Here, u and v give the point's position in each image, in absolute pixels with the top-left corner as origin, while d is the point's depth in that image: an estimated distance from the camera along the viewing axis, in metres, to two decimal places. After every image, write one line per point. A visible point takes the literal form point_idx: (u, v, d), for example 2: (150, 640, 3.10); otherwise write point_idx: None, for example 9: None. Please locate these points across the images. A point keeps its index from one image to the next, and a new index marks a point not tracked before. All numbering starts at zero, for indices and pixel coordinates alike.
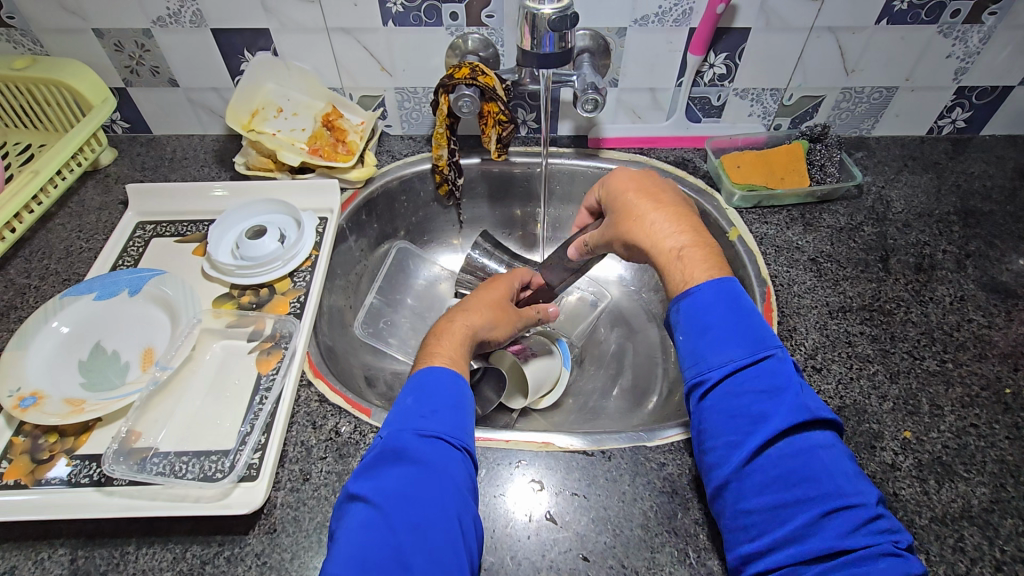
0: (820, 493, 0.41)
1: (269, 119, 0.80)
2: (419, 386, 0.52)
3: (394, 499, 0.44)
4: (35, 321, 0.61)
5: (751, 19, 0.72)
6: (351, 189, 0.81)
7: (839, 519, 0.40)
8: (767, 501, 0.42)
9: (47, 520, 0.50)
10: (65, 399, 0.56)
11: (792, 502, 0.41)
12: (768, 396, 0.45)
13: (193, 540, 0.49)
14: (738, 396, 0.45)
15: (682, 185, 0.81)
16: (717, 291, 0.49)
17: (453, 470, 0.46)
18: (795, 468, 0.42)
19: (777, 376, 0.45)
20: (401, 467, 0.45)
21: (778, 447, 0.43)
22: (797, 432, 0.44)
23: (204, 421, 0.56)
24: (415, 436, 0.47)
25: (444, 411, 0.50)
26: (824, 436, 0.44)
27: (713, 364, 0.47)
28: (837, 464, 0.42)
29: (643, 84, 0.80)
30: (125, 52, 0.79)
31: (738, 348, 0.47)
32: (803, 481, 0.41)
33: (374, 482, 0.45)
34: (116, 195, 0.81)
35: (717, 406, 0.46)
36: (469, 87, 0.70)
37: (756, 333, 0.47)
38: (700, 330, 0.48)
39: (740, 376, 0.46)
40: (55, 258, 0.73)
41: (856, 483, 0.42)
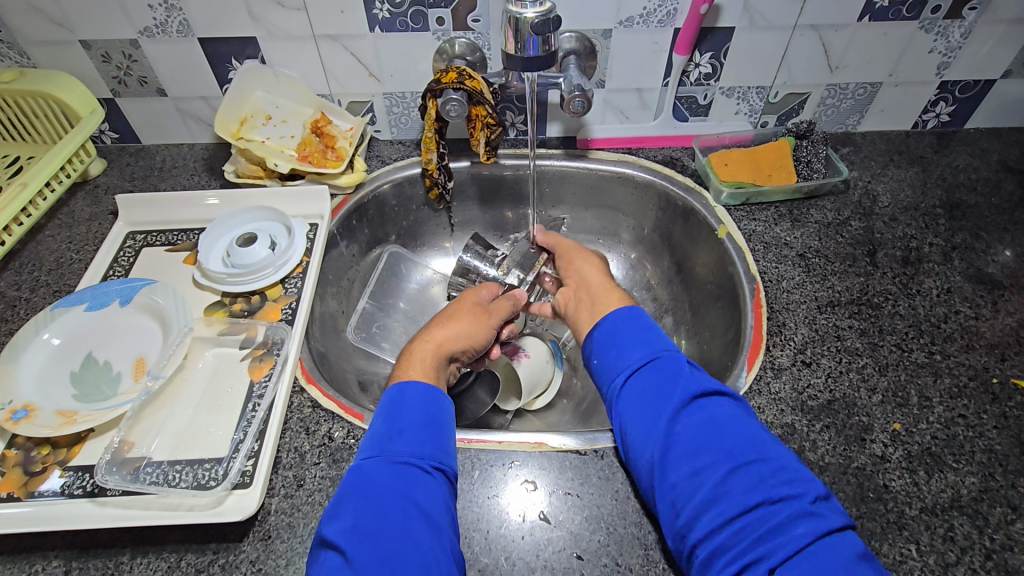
0: (726, 454, 0.45)
1: (258, 126, 0.80)
2: (388, 406, 0.53)
3: (359, 535, 0.43)
4: (25, 333, 0.60)
5: (735, 18, 0.73)
6: (341, 194, 0.81)
7: (744, 475, 0.43)
8: (681, 473, 0.45)
9: (41, 532, 0.50)
10: (57, 411, 0.56)
11: (704, 467, 0.44)
12: (665, 384, 0.51)
13: (188, 549, 0.49)
14: (643, 388, 0.51)
15: (670, 183, 0.81)
16: (625, 314, 0.58)
17: (420, 495, 0.46)
18: (701, 434, 0.46)
19: (671, 368, 0.52)
20: (364, 497, 0.45)
21: (686, 422, 0.48)
22: (699, 407, 0.48)
23: (197, 430, 0.56)
24: (384, 461, 0.48)
25: (411, 430, 0.50)
26: (731, 408, 0.49)
27: (618, 368, 0.54)
28: (743, 430, 0.46)
29: (630, 85, 0.81)
30: (113, 63, 0.79)
31: (638, 350, 0.54)
32: (710, 447, 0.45)
33: (341, 519, 0.45)
34: (106, 206, 0.81)
35: (628, 403, 0.51)
36: (456, 91, 0.71)
37: (653, 337, 0.55)
38: (607, 346, 0.56)
39: (639, 374, 0.52)
40: (45, 270, 0.73)
41: (759, 442, 0.46)
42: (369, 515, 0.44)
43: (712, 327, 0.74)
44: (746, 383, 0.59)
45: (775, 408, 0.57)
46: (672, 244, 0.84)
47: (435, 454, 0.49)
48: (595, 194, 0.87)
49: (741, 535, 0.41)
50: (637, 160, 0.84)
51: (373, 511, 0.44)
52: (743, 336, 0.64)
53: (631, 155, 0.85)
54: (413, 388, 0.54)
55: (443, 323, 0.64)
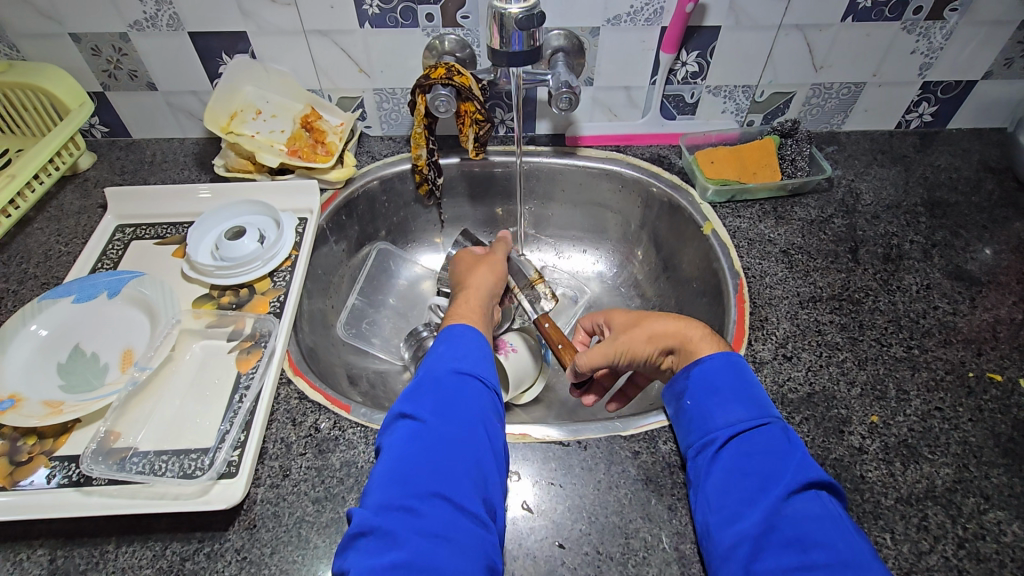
0: (839, 558, 0.41)
1: (248, 121, 0.80)
2: (451, 336, 0.56)
3: (436, 415, 0.48)
4: (12, 325, 0.61)
5: (721, 17, 0.74)
6: (330, 189, 0.81)
7: None
8: (777, 560, 0.42)
9: (27, 521, 0.50)
10: (43, 401, 0.56)
11: (810, 564, 0.41)
12: (775, 455, 0.47)
13: (173, 537, 0.50)
14: (747, 455, 0.48)
15: (656, 180, 0.82)
16: (726, 362, 0.55)
17: (482, 399, 0.50)
18: (808, 527, 0.43)
19: (785, 441, 0.49)
20: (437, 392, 0.50)
21: (795, 508, 0.44)
22: (810, 495, 0.45)
23: (184, 421, 0.56)
24: (449, 372, 0.52)
25: (475, 353, 0.54)
26: (841, 511, 0.45)
27: (720, 424, 0.51)
28: (850, 534, 0.43)
29: (617, 82, 0.82)
30: (102, 56, 0.79)
31: (746, 412, 0.51)
32: (819, 543, 0.41)
33: (417, 402, 0.50)
34: (96, 199, 0.81)
35: (730, 465, 0.48)
36: (444, 87, 0.71)
37: (761, 402, 0.52)
38: (709, 394, 0.53)
39: (748, 435, 0.49)
40: (33, 263, 0.73)
41: (871, 557, 0.41)
42: (441, 405, 0.50)
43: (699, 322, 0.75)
44: None
45: None
46: (659, 241, 0.85)
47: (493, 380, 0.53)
48: (584, 191, 0.88)
49: None
50: (625, 157, 0.85)
51: (448, 398, 0.50)
52: (726, 331, 0.65)
53: (619, 152, 0.86)
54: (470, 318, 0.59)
55: (473, 269, 0.73)
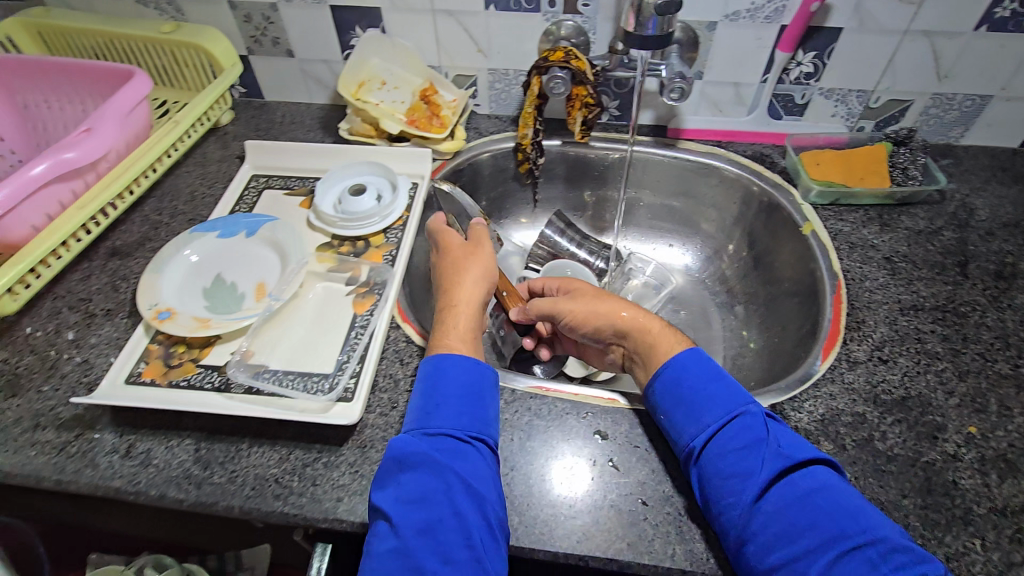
0: (828, 536, 0.43)
1: (374, 90, 0.87)
2: (427, 380, 0.55)
3: (406, 508, 0.47)
4: (169, 250, 0.70)
5: (844, 19, 0.74)
6: (440, 159, 0.87)
7: (854, 562, 0.42)
8: (782, 556, 0.44)
9: (178, 414, 0.58)
10: (192, 316, 0.64)
11: (804, 552, 0.43)
12: (750, 450, 0.49)
13: (297, 445, 0.56)
14: (723, 455, 0.49)
15: (758, 178, 0.82)
16: (692, 356, 0.56)
17: (459, 464, 0.50)
18: (796, 513, 0.45)
19: (751, 431, 0.50)
20: (408, 473, 0.49)
21: (777, 500, 0.46)
22: (788, 480, 0.47)
23: (308, 348, 0.63)
24: (423, 435, 0.52)
25: (447, 406, 0.53)
26: (827, 480, 0.47)
27: (693, 431, 0.52)
28: (844, 504, 0.45)
29: (727, 78, 0.83)
30: (253, 23, 0.88)
31: (713, 412, 0.52)
32: (810, 528, 0.44)
33: (385, 495, 0.49)
34: (234, 151, 0.91)
35: (710, 470, 0.49)
36: (562, 70, 0.75)
37: (731, 394, 0.53)
38: (677, 400, 0.54)
39: (721, 435, 0.51)
40: (182, 201, 0.82)
41: (865, 514, 0.45)
42: (408, 488, 0.48)
43: (787, 320, 0.75)
44: (820, 370, 0.61)
45: (846, 397, 0.59)
46: (752, 238, 0.85)
47: (479, 426, 0.53)
48: (680, 183, 0.89)
49: None
50: (726, 153, 0.86)
51: (415, 480, 0.48)
52: (820, 328, 0.66)
53: (720, 148, 0.87)
54: (446, 362, 0.56)
55: (461, 268, 0.66)
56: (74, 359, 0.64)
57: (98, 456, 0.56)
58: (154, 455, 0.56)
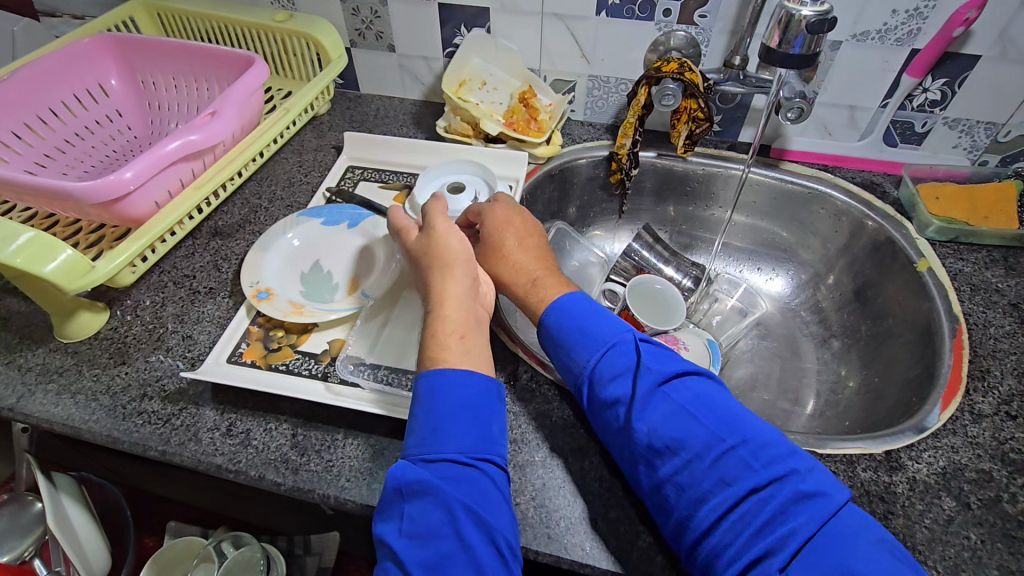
0: (703, 444, 0.46)
1: (475, 89, 0.87)
2: (424, 394, 0.48)
3: (414, 541, 0.43)
4: (274, 230, 0.72)
5: (984, 45, 0.69)
6: (533, 163, 0.86)
7: (729, 463, 0.45)
8: (671, 468, 0.46)
9: (277, 397, 0.59)
10: (289, 300, 0.66)
11: (690, 461, 0.46)
12: (625, 373, 0.52)
13: (391, 442, 0.56)
14: (609, 382, 0.52)
15: (869, 208, 0.78)
16: (574, 301, 0.58)
17: (462, 489, 0.44)
18: (672, 424, 0.48)
19: (624, 353, 0.53)
20: (411, 503, 0.44)
21: (657, 415, 0.48)
22: (661, 397, 0.50)
23: (405, 345, 0.63)
24: (423, 462, 0.45)
25: (447, 426, 0.47)
26: (697, 389, 0.50)
27: (580, 366, 0.54)
28: (720, 407, 0.48)
29: (843, 100, 0.79)
30: (360, 17, 0.90)
31: (590, 346, 0.54)
32: (687, 440, 0.47)
33: (389, 527, 0.44)
34: (330, 140, 0.92)
35: (601, 400, 0.52)
36: (674, 82, 0.73)
37: (608, 324, 0.56)
38: (576, 337, 0.55)
39: (602, 363, 0.53)
40: (280, 187, 0.84)
41: (736, 420, 0.47)
42: (409, 521, 0.44)
43: (892, 360, 0.71)
44: (939, 420, 0.57)
45: (970, 451, 0.55)
46: (854, 269, 0.81)
47: (482, 446, 0.47)
48: (777, 205, 0.86)
49: (736, 529, 0.43)
50: (835, 179, 0.82)
51: (419, 511, 0.44)
52: (938, 373, 0.61)
53: (827, 172, 0.83)
54: (441, 379, 0.49)
55: (443, 260, 0.57)
56: (178, 333, 0.66)
57: (201, 432, 0.57)
58: (253, 436, 0.57)
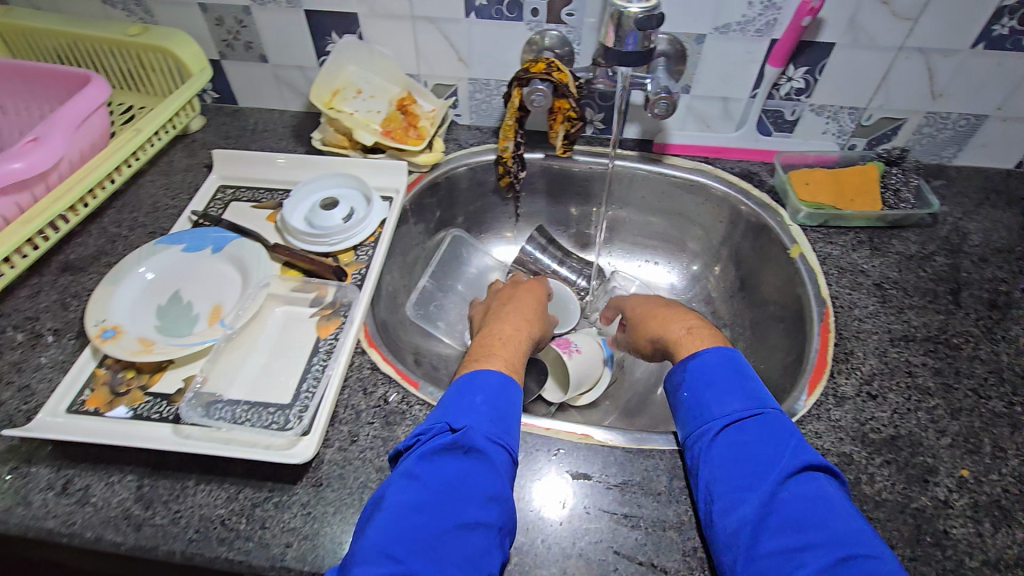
0: (834, 537, 0.42)
1: (349, 99, 0.83)
2: (489, 388, 0.53)
3: (447, 489, 0.46)
4: (126, 263, 0.66)
5: (837, 34, 0.71)
6: (417, 172, 0.84)
7: (852, 568, 0.40)
8: (779, 545, 0.43)
9: (121, 447, 0.54)
10: (139, 337, 0.60)
11: (805, 546, 0.42)
12: (773, 444, 0.48)
13: (246, 484, 0.53)
14: (744, 444, 0.49)
15: (745, 198, 0.79)
16: (720, 354, 0.56)
17: (505, 481, 0.48)
18: (805, 510, 0.44)
19: (776, 429, 0.49)
20: (464, 463, 0.48)
21: (794, 492, 0.45)
22: (802, 478, 0.46)
23: (269, 377, 0.59)
24: (487, 439, 0.49)
25: (508, 422, 0.52)
26: (836, 493, 0.45)
27: (716, 415, 0.52)
28: (847, 511, 0.44)
29: (715, 93, 0.80)
30: (224, 27, 0.84)
31: (742, 404, 0.52)
32: (817, 526, 0.43)
33: (434, 467, 0.47)
34: (201, 159, 0.87)
35: (724, 454, 0.49)
36: (543, 82, 0.72)
37: (757, 392, 0.53)
38: (704, 386, 0.54)
39: (741, 425, 0.50)
40: (143, 213, 0.78)
41: (869, 535, 0.43)
42: (453, 483, 0.46)
43: (772, 347, 0.72)
44: (805, 407, 0.58)
45: (833, 435, 0.56)
46: (738, 259, 0.82)
47: (504, 437, 0.51)
48: (665, 199, 0.86)
49: None
50: (714, 170, 0.83)
51: (467, 475, 0.47)
52: (806, 358, 0.63)
53: (707, 164, 0.84)
54: (491, 374, 0.55)
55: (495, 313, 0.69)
56: (14, 384, 0.60)
57: (32, 494, 0.52)
58: (93, 493, 0.52)
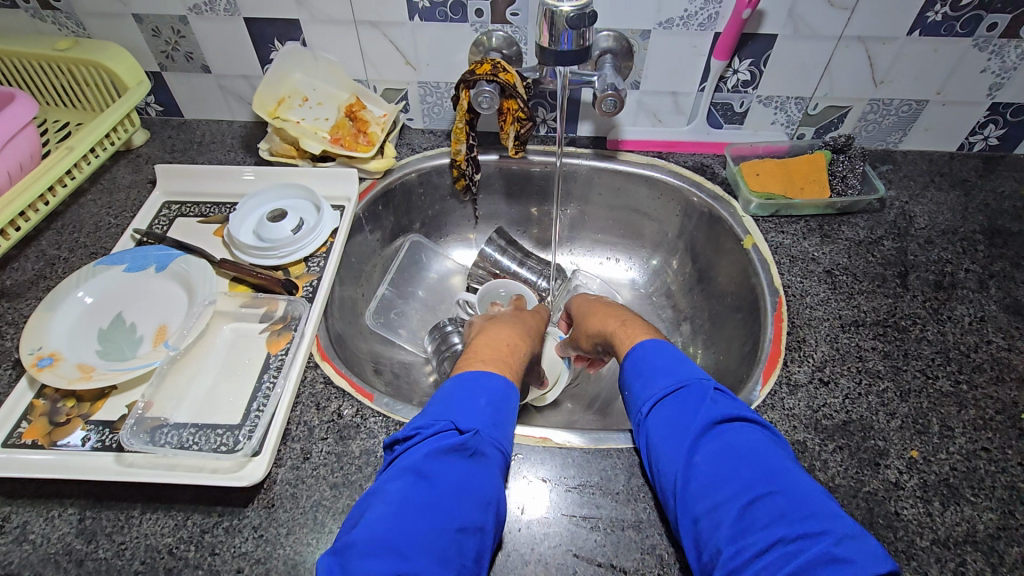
0: (748, 487, 0.42)
1: (295, 107, 0.81)
2: (492, 391, 0.53)
3: (448, 490, 0.45)
4: (64, 287, 0.64)
5: (778, 25, 0.72)
6: (369, 179, 0.82)
7: (767, 513, 0.41)
8: (702, 506, 0.43)
9: (60, 480, 0.52)
10: (78, 364, 0.58)
11: (723, 501, 0.42)
12: (687, 410, 0.49)
13: (195, 509, 0.51)
14: (665, 417, 0.49)
15: (699, 190, 0.80)
16: (652, 347, 0.56)
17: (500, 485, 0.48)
18: (722, 466, 0.44)
19: (693, 396, 0.50)
20: (464, 465, 0.47)
21: (708, 451, 0.46)
22: (719, 435, 0.46)
23: (216, 398, 0.57)
24: (491, 446, 0.49)
25: (508, 426, 0.51)
26: (753, 442, 0.45)
27: (642, 396, 0.53)
28: (765, 457, 0.44)
29: (664, 87, 0.80)
30: (162, 38, 0.82)
31: (662, 380, 0.52)
32: (731, 480, 0.43)
33: (437, 467, 0.46)
34: (146, 175, 0.84)
35: (651, 432, 0.50)
36: (489, 83, 0.71)
37: (678, 365, 0.53)
38: (635, 371, 0.55)
39: (663, 401, 0.51)
40: (84, 233, 0.75)
41: (784, 475, 0.43)
42: (457, 485, 0.45)
43: (730, 338, 0.73)
44: (760, 397, 0.58)
45: (787, 424, 0.56)
46: (695, 252, 0.83)
47: (505, 444, 0.50)
48: (621, 195, 0.86)
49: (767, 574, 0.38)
50: (667, 164, 0.83)
51: (470, 478, 0.46)
52: (761, 348, 0.63)
53: (660, 159, 0.84)
54: (496, 377, 0.54)
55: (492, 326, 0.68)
56: None
57: None
58: (31, 529, 0.50)
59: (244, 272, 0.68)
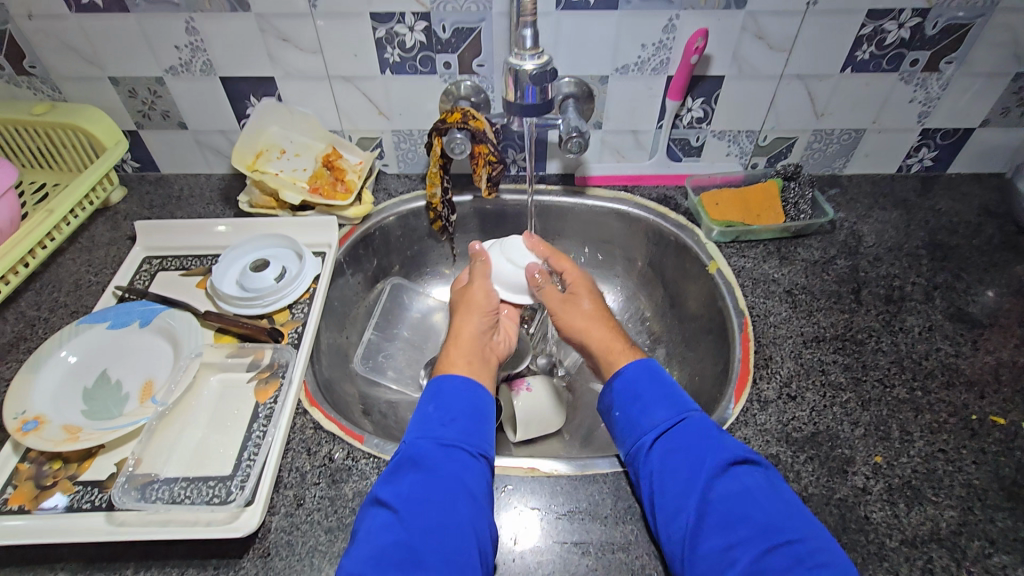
0: (760, 530, 0.46)
1: (273, 159, 0.84)
2: (441, 396, 0.58)
3: (408, 501, 0.49)
4: (46, 348, 0.64)
5: (724, 67, 0.78)
6: (349, 224, 0.85)
7: (780, 555, 0.45)
8: (716, 546, 0.46)
9: (48, 545, 0.52)
10: (64, 426, 0.58)
11: (737, 543, 0.46)
12: (694, 449, 0.52)
13: (189, 564, 0.51)
14: (672, 454, 0.53)
15: (664, 221, 0.85)
16: (641, 367, 0.60)
17: (463, 474, 0.51)
18: (732, 507, 0.48)
19: (696, 431, 0.54)
20: (417, 472, 0.51)
21: (722, 489, 0.49)
22: (727, 475, 0.50)
23: (207, 450, 0.58)
24: (438, 445, 0.53)
25: (460, 420, 0.56)
26: (759, 480, 0.50)
27: (645, 427, 0.55)
28: (772, 499, 0.48)
29: (625, 126, 0.85)
30: (139, 98, 0.84)
31: (663, 413, 0.56)
32: (743, 521, 0.47)
33: (395, 485, 0.50)
34: (125, 231, 0.85)
35: (657, 466, 0.52)
36: (460, 131, 0.75)
37: (678, 399, 0.57)
38: (631, 400, 0.58)
39: (672, 433, 0.54)
40: (64, 292, 0.76)
41: (790, 515, 0.47)
42: (418, 490, 0.50)
43: (703, 359, 0.76)
44: (733, 415, 0.61)
45: (760, 439, 0.59)
46: (665, 279, 0.87)
47: (471, 440, 0.54)
48: (592, 228, 0.91)
49: None
50: (631, 196, 0.88)
51: (425, 483, 0.50)
52: (731, 369, 0.67)
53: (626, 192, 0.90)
54: (450, 383, 0.59)
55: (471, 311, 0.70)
56: None
57: None
58: None
59: (228, 324, 0.69)
